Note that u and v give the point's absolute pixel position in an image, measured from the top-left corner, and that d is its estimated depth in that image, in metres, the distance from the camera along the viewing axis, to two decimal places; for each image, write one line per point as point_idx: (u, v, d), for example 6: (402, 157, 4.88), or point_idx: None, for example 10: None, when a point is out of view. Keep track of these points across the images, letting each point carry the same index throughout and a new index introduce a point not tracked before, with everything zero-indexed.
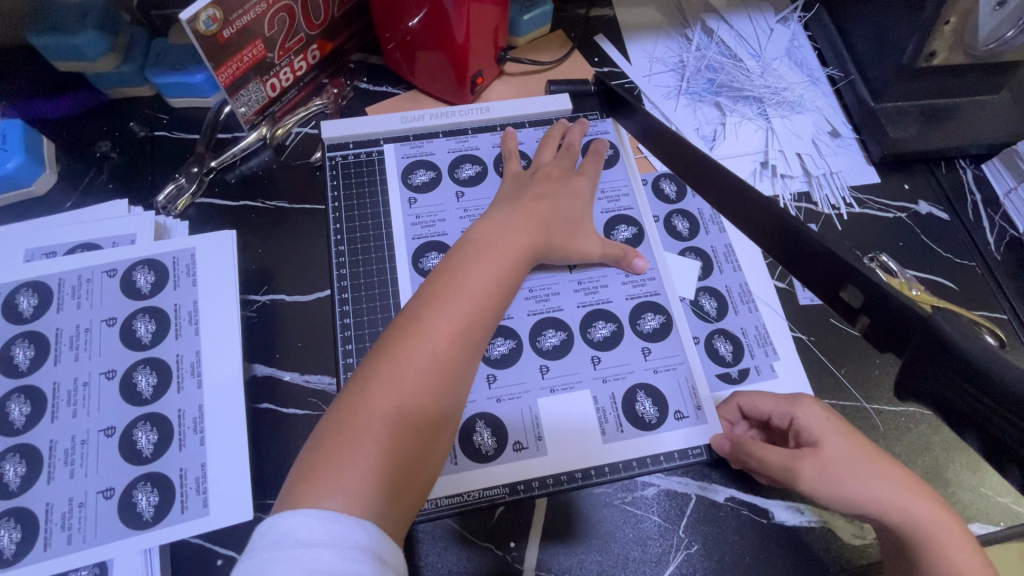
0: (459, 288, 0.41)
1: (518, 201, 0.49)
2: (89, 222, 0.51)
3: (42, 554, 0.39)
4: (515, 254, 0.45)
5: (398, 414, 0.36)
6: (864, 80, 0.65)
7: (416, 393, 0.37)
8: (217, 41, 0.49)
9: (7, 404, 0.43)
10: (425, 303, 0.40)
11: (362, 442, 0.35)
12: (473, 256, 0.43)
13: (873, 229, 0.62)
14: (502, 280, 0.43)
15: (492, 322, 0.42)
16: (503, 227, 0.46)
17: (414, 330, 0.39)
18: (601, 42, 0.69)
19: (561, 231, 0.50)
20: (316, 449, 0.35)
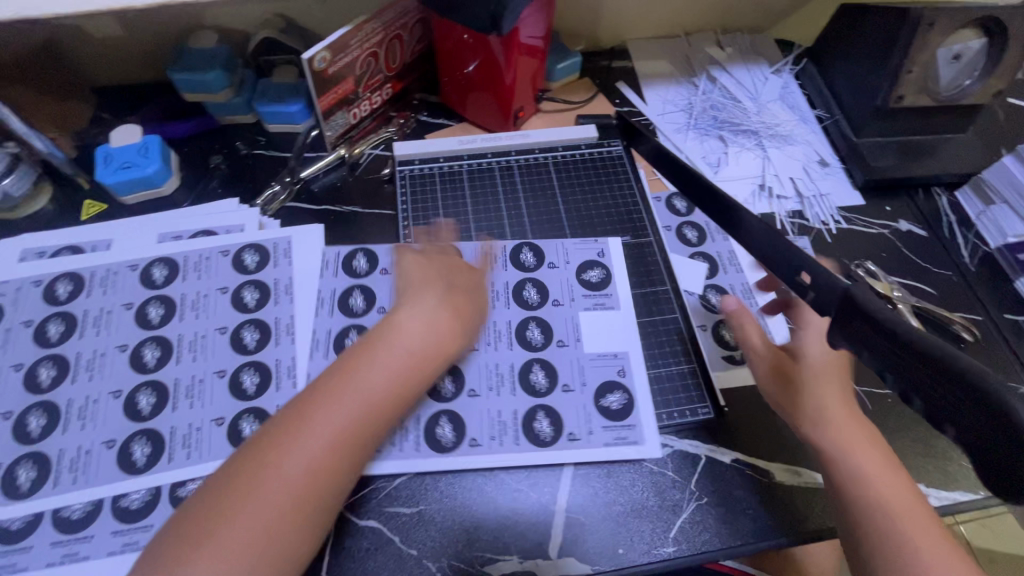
0: (344, 384, 0.45)
1: (416, 288, 0.55)
2: (206, 214, 0.63)
3: (167, 465, 0.48)
4: (429, 357, 0.50)
5: (289, 497, 0.41)
6: (847, 119, 0.77)
7: (308, 473, 0.42)
8: (322, 76, 0.63)
9: (142, 348, 0.54)
10: (314, 394, 0.45)
11: (233, 512, 0.39)
12: (370, 350, 0.48)
13: (859, 241, 0.71)
14: (405, 378, 0.48)
15: (398, 406, 0.47)
16: (414, 321, 0.51)
17: (310, 409, 0.44)
18: (622, 87, 0.82)
19: (476, 333, 0.56)
20: (195, 511, 0.40)
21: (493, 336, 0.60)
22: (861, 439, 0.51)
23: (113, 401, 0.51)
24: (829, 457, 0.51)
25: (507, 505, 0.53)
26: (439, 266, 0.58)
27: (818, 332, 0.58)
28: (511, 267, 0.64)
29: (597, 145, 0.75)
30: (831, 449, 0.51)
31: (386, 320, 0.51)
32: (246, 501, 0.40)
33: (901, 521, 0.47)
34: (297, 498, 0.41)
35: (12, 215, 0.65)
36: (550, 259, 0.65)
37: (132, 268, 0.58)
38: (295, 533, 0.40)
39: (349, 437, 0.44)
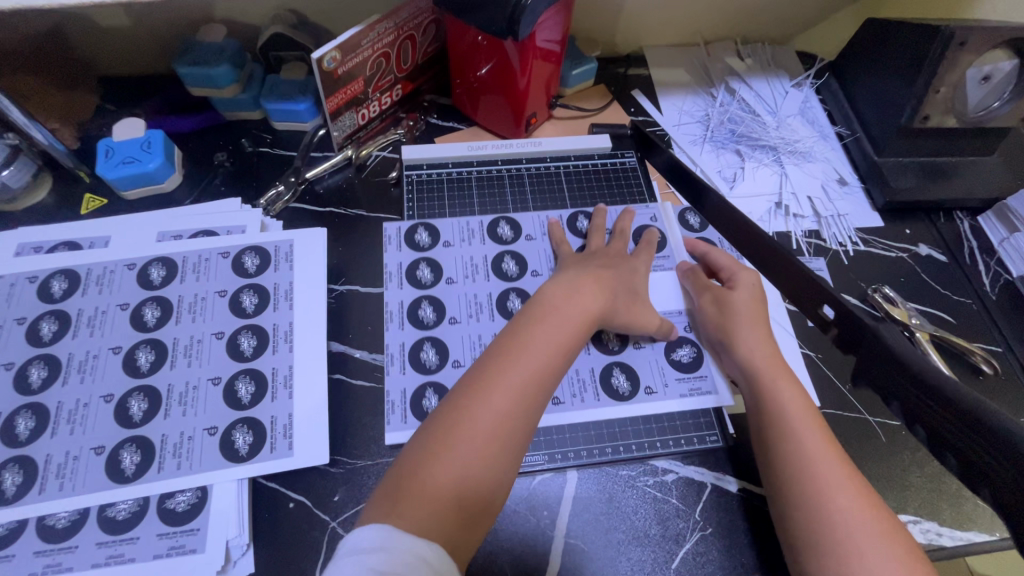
0: (526, 349, 0.50)
1: (585, 268, 0.59)
2: (207, 214, 0.62)
3: (156, 475, 0.47)
4: (582, 320, 0.53)
5: (476, 454, 0.45)
6: (869, 137, 0.75)
7: (493, 434, 0.46)
8: (331, 77, 0.61)
9: (136, 351, 0.52)
10: (497, 364, 0.49)
11: (435, 470, 0.44)
12: (537, 322, 0.52)
13: (877, 265, 0.69)
14: (570, 338, 0.52)
15: (555, 374, 0.50)
16: (571, 290, 0.55)
17: (494, 373, 0.49)
18: (637, 96, 0.80)
19: (626, 302, 0.58)
20: (406, 468, 0.45)
21: (476, 308, 0.61)
22: (815, 424, 0.51)
23: (104, 406, 0.49)
24: (784, 432, 0.50)
25: (504, 529, 0.51)
26: (583, 258, 0.61)
27: (749, 288, 0.61)
28: (488, 241, 0.66)
29: (610, 156, 0.73)
30: (787, 424, 0.51)
31: (540, 294, 0.55)
32: (444, 459, 0.44)
33: (820, 468, 0.48)
34: (483, 457, 0.45)
35: (10, 207, 0.63)
36: (527, 231, 0.67)
37: (129, 267, 0.57)
38: (474, 487, 0.44)
39: (530, 396, 0.48)
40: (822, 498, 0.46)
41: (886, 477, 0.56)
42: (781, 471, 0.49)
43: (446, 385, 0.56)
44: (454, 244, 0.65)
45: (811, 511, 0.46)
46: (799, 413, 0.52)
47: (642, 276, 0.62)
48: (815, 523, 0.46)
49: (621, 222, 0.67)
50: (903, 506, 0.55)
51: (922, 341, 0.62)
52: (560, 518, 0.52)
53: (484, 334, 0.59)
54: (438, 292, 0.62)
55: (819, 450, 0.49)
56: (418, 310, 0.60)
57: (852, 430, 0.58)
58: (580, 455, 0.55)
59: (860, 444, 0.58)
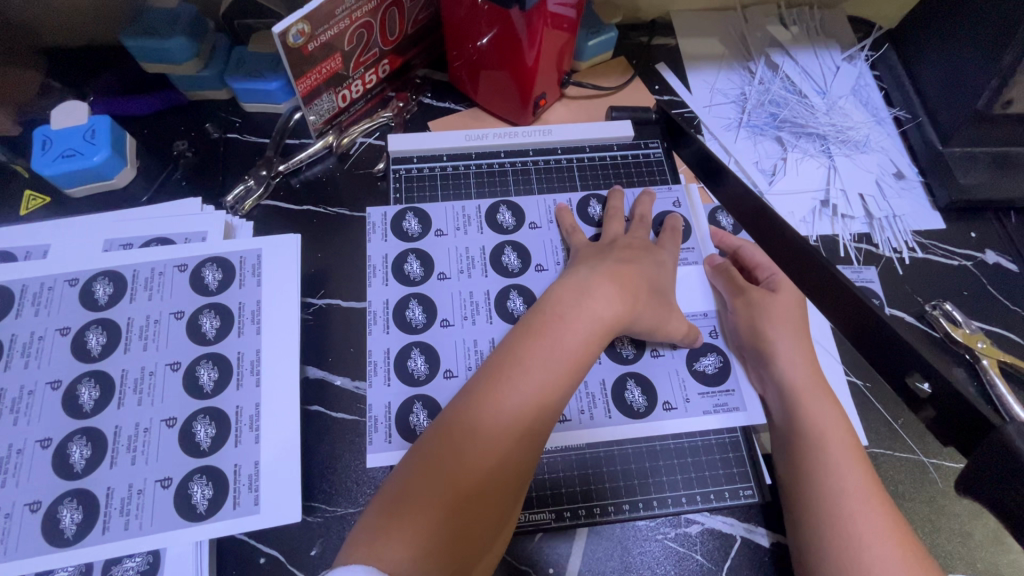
0: (525, 367, 0.41)
1: (602, 264, 0.49)
2: (162, 217, 0.53)
3: (101, 537, 0.40)
4: (595, 327, 0.44)
5: (463, 495, 0.36)
6: (933, 123, 0.64)
7: (484, 471, 0.37)
8: (301, 54, 0.51)
9: (78, 386, 0.45)
10: (493, 383, 0.40)
11: (414, 513, 0.35)
12: (540, 332, 0.43)
13: (935, 274, 0.60)
14: (581, 350, 0.42)
15: (562, 396, 0.41)
16: (583, 291, 0.46)
17: (489, 396, 0.40)
18: (663, 71, 0.69)
19: (651, 302, 0.48)
20: (379, 511, 0.36)
21: (471, 310, 0.53)
22: (852, 450, 0.44)
23: (40, 453, 0.43)
24: (811, 456, 0.44)
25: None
26: (600, 249, 0.52)
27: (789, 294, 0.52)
28: (488, 229, 0.57)
29: (632, 146, 0.63)
30: (814, 445, 0.44)
31: (542, 298, 0.45)
32: (425, 500, 0.36)
33: (856, 501, 0.41)
34: (472, 498, 0.37)
35: None
36: (531, 219, 0.58)
37: (70, 284, 0.49)
38: (462, 537, 0.36)
39: (530, 423, 0.39)
40: (850, 524, 0.40)
41: (941, 529, 0.49)
42: (801, 486, 0.43)
43: (437, 400, 0.49)
44: (447, 233, 0.57)
45: (829, 532, 0.40)
46: (830, 434, 0.45)
47: (669, 269, 0.52)
48: (829, 546, 0.40)
49: (641, 206, 0.57)
50: (960, 564, 0.48)
51: (989, 371, 0.53)
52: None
53: (481, 341, 0.51)
54: (429, 290, 0.54)
55: (853, 477, 0.42)
56: (406, 310, 0.52)
57: (904, 473, 0.51)
58: (591, 508, 0.47)
59: (912, 490, 0.50)
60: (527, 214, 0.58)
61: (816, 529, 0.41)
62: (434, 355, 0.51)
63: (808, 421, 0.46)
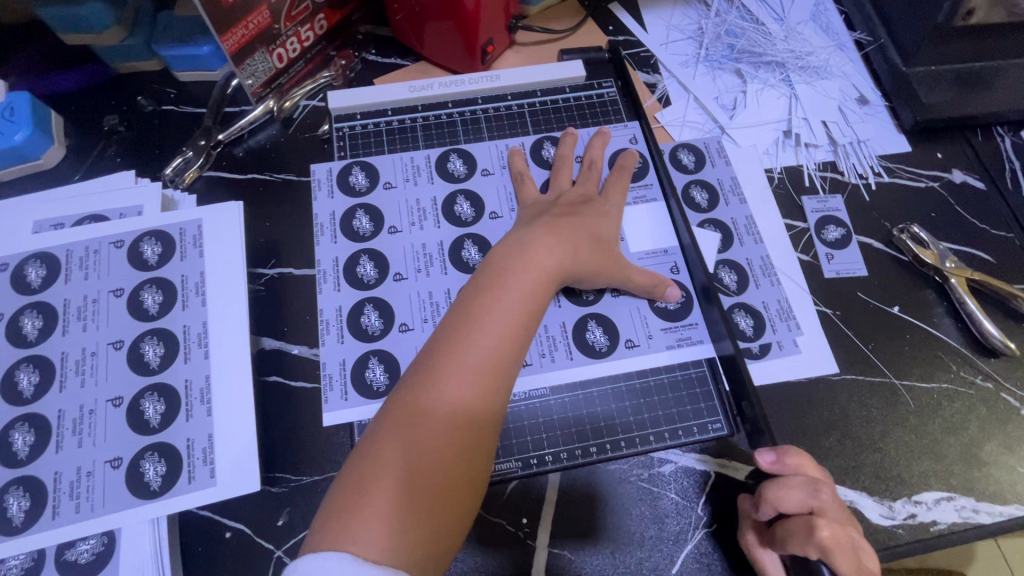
0: (478, 322, 0.39)
1: (540, 220, 0.48)
2: (95, 194, 0.51)
3: (51, 523, 0.39)
4: (543, 277, 0.43)
5: (431, 459, 0.35)
6: (895, 43, 0.62)
7: (452, 426, 0.36)
8: (222, 7, 0.48)
9: (15, 373, 0.43)
10: (447, 342, 0.39)
11: (383, 484, 0.34)
12: (489, 287, 0.41)
13: (902, 199, 0.59)
14: (532, 299, 0.42)
15: (520, 346, 0.40)
16: (526, 243, 0.45)
17: (445, 357, 0.38)
18: (616, 11, 0.67)
19: (595, 251, 0.47)
20: (343, 491, 0.34)
21: (425, 261, 0.51)
22: None
23: None
24: None
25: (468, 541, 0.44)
26: (541, 206, 0.50)
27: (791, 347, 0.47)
28: (438, 179, 0.55)
29: (585, 87, 0.61)
30: None
31: (487, 257, 0.44)
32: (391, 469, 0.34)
33: None
34: (440, 461, 0.35)
35: None
36: (482, 166, 0.56)
37: (1, 269, 0.46)
38: (436, 502, 0.34)
39: (494, 374, 0.38)
40: None
41: (913, 449, 0.49)
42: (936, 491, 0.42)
43: (393, 355, 0.47)
44: (396, 185, 0.54)
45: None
46: None
47: (614, 219, 0.51)
48: None
49: (592, 149, 0.56)
50: (936, 481, 0.48)
51: (958, 290, 0.53)
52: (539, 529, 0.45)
53: (437, 292, 0.50)
54: (380, 245, 0.52)
55: None
56: (357, 267, 0.51)
57: (877, 396, 0.51)
58: (561, 453, 0.46)
59: (884, 412, 0.50)
60: (478, 166, 0.56)
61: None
62: (390, 312, 0.49)
63: None
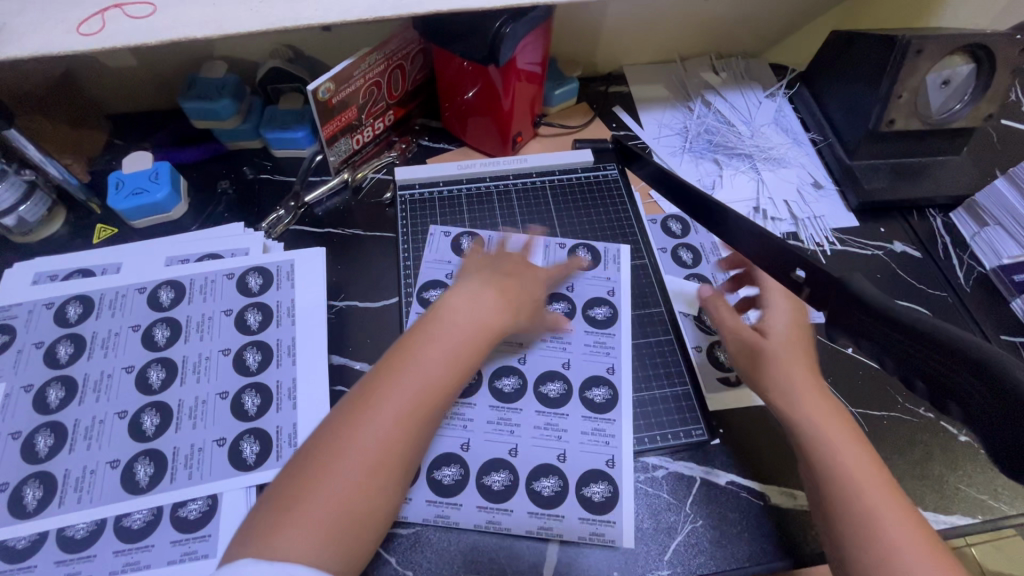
0: (413, 363, 0.47)
1: (491, 279, 0.57)
2: (213, 238, 0.65)
3: (169, 485, 0.50)
4: (475, 333, 0.51)
5: (358, 473, 0.42)
6: (840, 142, 0.78)
7: (337, 511, 0.40)
8: (326, 106, 0.65)
9: (148, 369, 0.55)
10: (383, 375, 0.47)
11: (318, 491, 0.41)
12: (427, 337, 0.50)
13: (852, 263, 0.72)
14: (461, 351, 0.50)
15: (450, 388, 0.48)
16: (459, 310, 0.52)
17: (382, 387, 0.46)
18: (618, 112, 0.85)
19: (527, 311, 0.58)
20: (278, 494, 0.41)
21: None
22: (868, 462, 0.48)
23: (119, 422, 0.52)
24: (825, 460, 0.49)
25: (576, 540, 0.52)
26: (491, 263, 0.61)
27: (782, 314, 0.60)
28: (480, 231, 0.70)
29: (592, 169, 0.77)
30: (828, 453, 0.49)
31: (431, 309, 0.53)
32: (324, 479, 0.41)
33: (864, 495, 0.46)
34: (364, 475, 0.42)
35: (27, 239, 0.67)
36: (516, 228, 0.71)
37: (140, 291, 0.60)
38: (361, 511, 0.41)
39: (379, 467, 0.43)
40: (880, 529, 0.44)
41: None
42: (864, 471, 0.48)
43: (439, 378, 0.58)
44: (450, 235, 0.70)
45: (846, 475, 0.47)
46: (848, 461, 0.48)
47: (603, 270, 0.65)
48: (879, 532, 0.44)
49: None
50: None
51: None
52: (625, 528, 0.53)
53: None
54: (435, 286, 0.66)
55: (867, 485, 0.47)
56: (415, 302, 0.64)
57: None
58: (607, 451, 0.56)
59: None
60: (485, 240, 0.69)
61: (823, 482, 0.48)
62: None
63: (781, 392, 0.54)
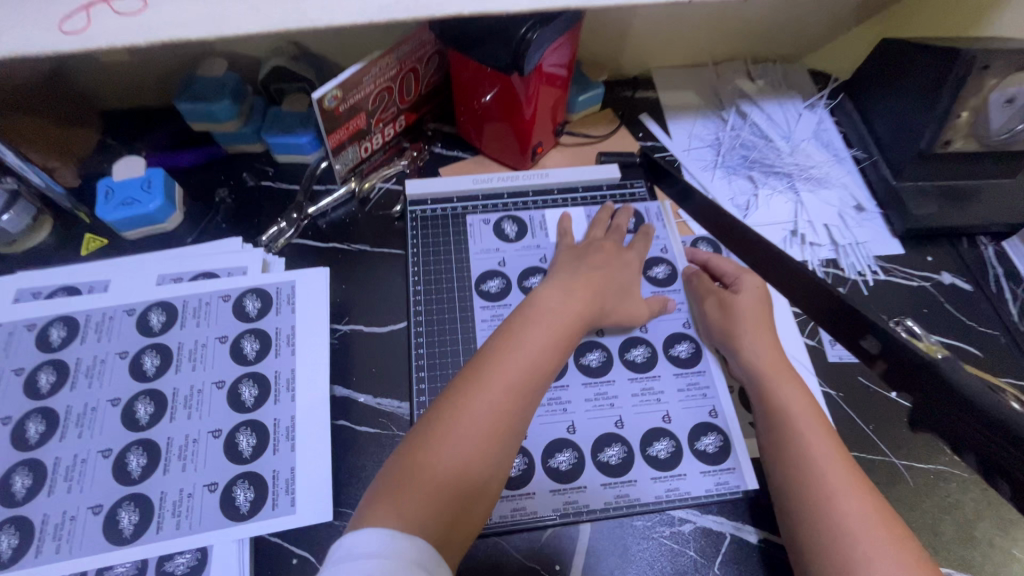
0: (517, 345, 0.48)
1: (578, 271, 0.59)
2: (209, 255, 0.60)
3: (155, 535, 0.46)
4: (570, 321, 0.52)
5: (473, 445, 0.43)
6: (886, 161, 0.72)
7: (455, 471, 0.42)
8: (333, 114, 0.60)
9: (135, 403, 0.51)
10: (491, 353, 0.48)
11: (433, 461, 0.42)
12: (526, 321, 0.51)
13: (896, 296, 0.67)
14: (559, 336, 0.50)
15: (552, 368, 0.49)
16: (558, 301, 0.53)
17: (490, 364, 0.47)
18: (645, 120, 0.79)
19: (616, 297, 0.59)
20: (395, 465, 0.42)
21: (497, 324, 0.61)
22: (818, 429, 0.52)
23: (102, 461, 0.48)
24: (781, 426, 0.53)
25: (703, 494, 0.55)
26: (579, 255, 0.62)
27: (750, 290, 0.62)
28: (498, 243, 0.67)
29: (620, 186, 0.72)
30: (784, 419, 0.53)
31: (529, 299, 0.54)
32: (438, 450, 0.42)
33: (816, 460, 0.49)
34: (478, 446, 0.43)
35: (9, 249, 0.62)
36: (534, 241, 0.67)
37: (129, 313, 0.55)
38: (475, 482, 0.42)
39: (491, 439, 0.43)
40: (823, 487, 0.47)
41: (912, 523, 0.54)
42: (814, 430, 0.52)
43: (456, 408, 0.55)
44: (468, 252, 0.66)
45: (805, 458, 0.49)
46: (796, 421, 0.52)
47: (633, 270, 0.63)
48: (825, 504, 0.46)
49: (619, 218, 0.67)
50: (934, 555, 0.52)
51: None
52: (746, 470, 0.56)
53: None
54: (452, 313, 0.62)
55: (820, 452, 0.50)
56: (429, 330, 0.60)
57: (878, 472, 0.56)
58: (707, 403, 0.59)
59: (886, 489, 0.55)
60: (529, 225, 0.68)
61: (787, 458, 0.51)
62: (443, 369, 0.58)
63: (745, 353, 0.58)
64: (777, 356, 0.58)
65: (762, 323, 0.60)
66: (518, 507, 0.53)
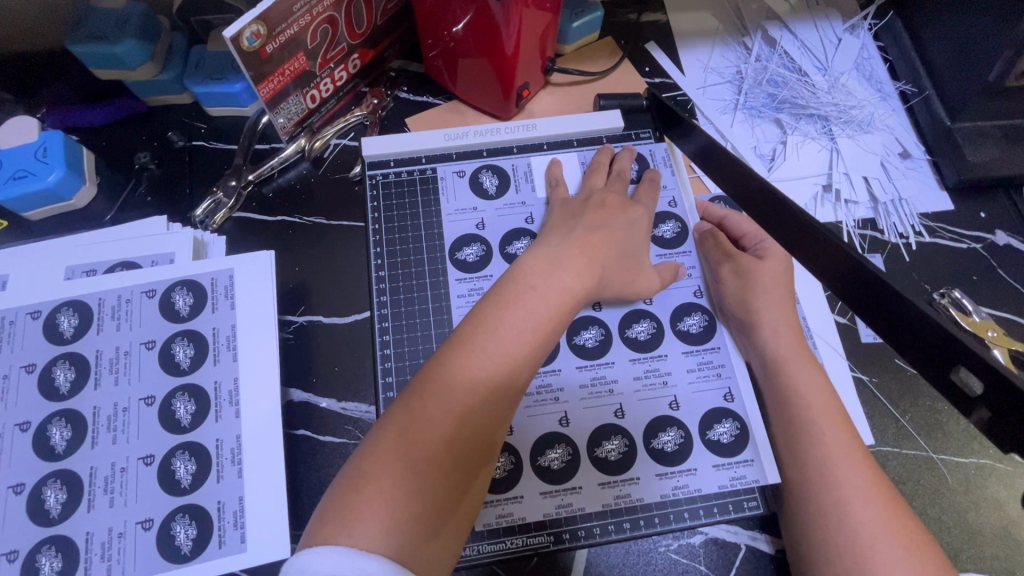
0: (494, 335, 0.36)
1: (571, 233, 0.44)
2: (128, 240, 0.50)
3: None
4: (565, 299, 0.39)
5: (437, 468, 0.33)
6: (941, 97, 0.60)
7: (417, 501, 0.32)
8: (259, 57, 0.48)
9: (48, 427, 0.43)
10: (460, 347, 0.36)
11: (387, 491, 0.32)
12: (507, 301, 0.38)
13: (943, 262, 0.57)
14: (549, 321, 0.38)
15: (536, 361, 0.38)
16: (548, 271, 0.40)
17: (459, 364, 0.35)
18: (652, 50, 0.65)
19: (620, 265, 0.45)
20: (339, 490, 0.32)
21: None
22: (839, 420, 0.44)
23: (14, 499, 0.41)
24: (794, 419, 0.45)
25: (716, 492, 0.47)
26: (573, 212, 0.48)
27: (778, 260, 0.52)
28: (476, 205, 0.56)
29: (622, 138, 0.60)
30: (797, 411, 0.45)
31: (512, 267, 0.40)
32: (393, 477, 0.32)
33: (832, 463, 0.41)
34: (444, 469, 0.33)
35: None
36: (521, 200, 0.56)
37: (32, 317, 0.46)
38: (445, 511, 0.33)
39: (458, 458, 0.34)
40: (835, 494, 0.40)
41: (948, 527, 0.48)
42: (832, 425, 0.43)
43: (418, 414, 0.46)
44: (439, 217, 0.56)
45: (821, 461, 0.42)
46: (812, 410, 0.44)
47: (643, 228, 0.49)
48: (833, 512, 0.40)
49: (619, 161, 0.55)
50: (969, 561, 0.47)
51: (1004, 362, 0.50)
52: (766, 462, 0.47)
53: None
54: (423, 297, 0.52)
55: (836, 450, 0.42)
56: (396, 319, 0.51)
57: (912, 470, 0.49)
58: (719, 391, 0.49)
59: (922, 489, 0.49)
60: (511, 177, 0.57)
61: (798, 455, 0.44)
62: (417, 367, 0.50)
63: (766, 327, 0.48)
64: (798, 333, 0.48)
65: (784, 295, 0.50)
66: (504, 514, 0.45)
